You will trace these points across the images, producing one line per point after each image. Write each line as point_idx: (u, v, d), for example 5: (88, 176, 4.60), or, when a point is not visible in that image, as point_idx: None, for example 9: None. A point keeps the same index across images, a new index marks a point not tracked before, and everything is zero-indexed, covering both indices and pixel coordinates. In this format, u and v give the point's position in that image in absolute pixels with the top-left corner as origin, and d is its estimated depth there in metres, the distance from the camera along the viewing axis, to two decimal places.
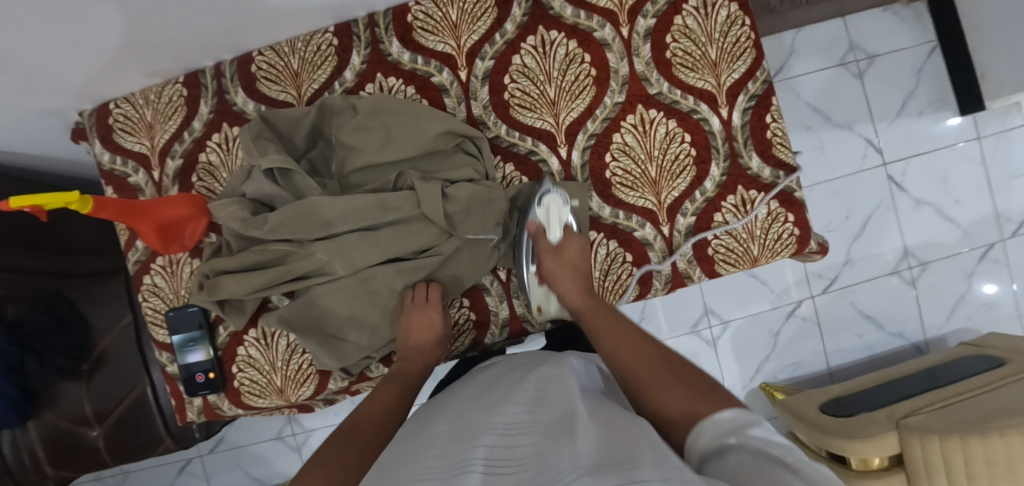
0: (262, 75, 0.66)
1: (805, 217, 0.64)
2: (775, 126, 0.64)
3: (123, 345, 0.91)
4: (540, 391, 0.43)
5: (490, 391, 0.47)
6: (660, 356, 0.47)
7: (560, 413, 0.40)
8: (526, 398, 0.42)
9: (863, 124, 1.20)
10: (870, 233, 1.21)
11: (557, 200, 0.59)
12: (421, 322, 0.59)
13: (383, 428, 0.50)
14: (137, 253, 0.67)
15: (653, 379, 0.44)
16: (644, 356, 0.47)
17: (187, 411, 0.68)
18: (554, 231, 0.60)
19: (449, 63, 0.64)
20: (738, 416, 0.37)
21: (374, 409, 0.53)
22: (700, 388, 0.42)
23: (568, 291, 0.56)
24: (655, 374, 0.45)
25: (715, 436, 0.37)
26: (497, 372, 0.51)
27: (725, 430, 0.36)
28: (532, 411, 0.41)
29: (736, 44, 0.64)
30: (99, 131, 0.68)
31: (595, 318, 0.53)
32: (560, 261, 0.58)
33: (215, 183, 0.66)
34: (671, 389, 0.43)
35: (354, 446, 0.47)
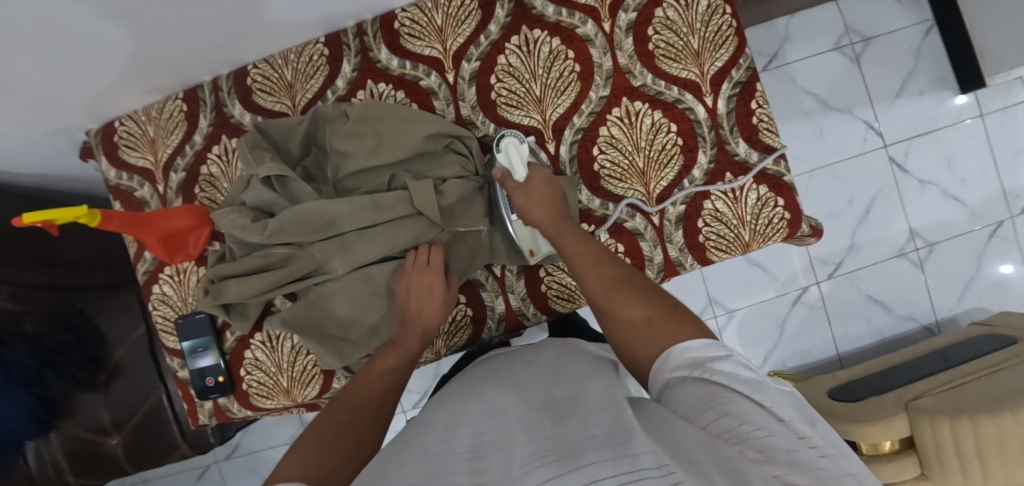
0: (257, 88, 0.68)
1: (795, 201, 0.65)
2: (760, 112, 0.65)
3: (137, 355, 0.94)
4: (528, 389, 0.45)
5: (489, 383, 0.49)
6: (626, 277, 0.52)
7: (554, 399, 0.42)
8: (515, 392, 0.45)
9: (862, 107, 1.19)
10: (874, 217, 1.20)
11: (513, 140, 0.63)
12: (420, 284, 0.58)
13: (378, 405, 0.52)
14: (146, 264, 0.69)
15: (621, 301, 0.49)
16: (616, 281, 0.51)
17: (199, 415, 0.71)
18: (520, 170, 0.62)
19: (436, 67, 0.66)
20: (705, 349, 0.40)
21: (373, 386, 0.53)
22: (661, 309, 0.47)
23: (542, 219, 0.57)
24: (624, 295, 0.49)
25: (681, 368, 0.40)
26: (490, 369, 0.54)
27: (694, 363, 0.40)
28: (528, 396, 0.43)
29: (718, 32, 0.65)
30: (105, 149, 0.71)
31: (575, 245, 0.55)
32: (531, 206, 0.59)
33: (217, 193, 0.69)
34: (640, 316, 0.47)
35: (350, 422, 0.49)
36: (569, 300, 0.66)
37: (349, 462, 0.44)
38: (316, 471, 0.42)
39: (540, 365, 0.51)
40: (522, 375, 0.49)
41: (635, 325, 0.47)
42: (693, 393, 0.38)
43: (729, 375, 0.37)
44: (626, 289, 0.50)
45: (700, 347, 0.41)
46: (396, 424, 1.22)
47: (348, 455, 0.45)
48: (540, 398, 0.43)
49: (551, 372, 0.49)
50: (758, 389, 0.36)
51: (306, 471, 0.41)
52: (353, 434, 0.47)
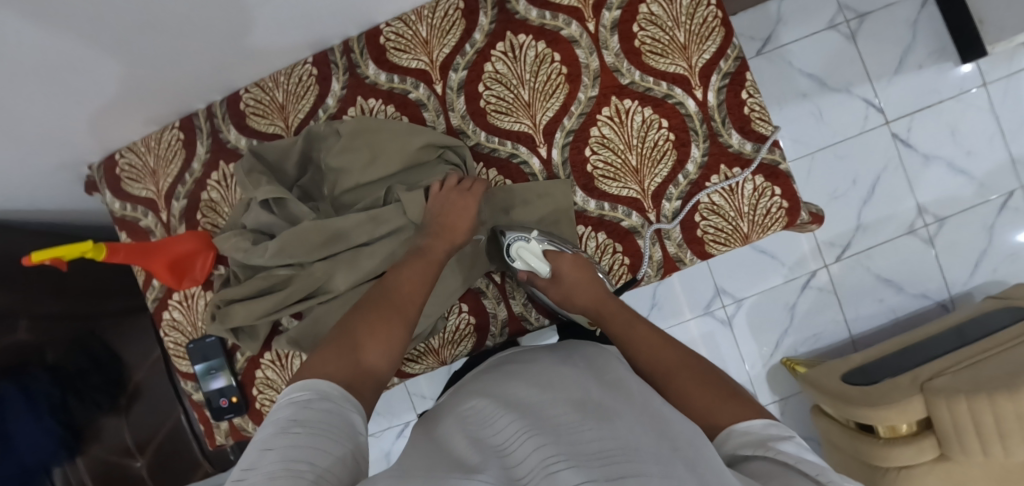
0: (250, 112, 0.69)
1: (793, 189, 0.64)
2: (752, 102, 0.64)
3: (154, 377, 0.98)
4: (560, 385, 0.45)
5: (518, 380, 0.48)
6: (678, 351, 0.52)
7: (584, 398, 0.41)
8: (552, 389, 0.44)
9: (860, 85, 1.17)
10: (880, 195, 1.18)
11: (519, 244, 0.62)
12: (454, 204, 0.59)
13: (409, 308, 0.52)
14: (155, 291, 0.71)
15: (677, 377, 0.49)
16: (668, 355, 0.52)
17: (215, 435, 0.72)
18: (542, 268, 0.61)
19: (424, 79, 0.66)
20: (767, 429, 0.40)
21: (405, 283, 0.53)
22: (722, 391, 0.46)
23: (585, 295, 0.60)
24: (683, 374, 0.49)
25: (744, 446, 0.40)
26: (519, 364, 0.53)
27: (756, 441, 0.39)
28: (559, 393, 0.43)
29: (703, 24, 0.64)
30: (108, 182, 0.73)
31: (620, 320, 0.57)
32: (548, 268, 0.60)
33: (218, 218, 0.70)
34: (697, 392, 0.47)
35: (381, 325, 0.49)
36: None
37: (381, 370, 0.46)
38: (348, 375, 0.42)
39: (569, 362, 0.51)
40: (554, 371, 0.49)
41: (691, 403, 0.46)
42: (758, 466, 0.37)
43: (794, 453, 0.36)
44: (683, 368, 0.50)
45: (762, 426, 0.41)
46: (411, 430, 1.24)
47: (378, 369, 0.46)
48: (572, 394, 0.42)
49: (584, 370, 0.48)
50: (826, 469, 0.35)
51: (337, 373, 0.42)
52: (383, 340, 0.48)
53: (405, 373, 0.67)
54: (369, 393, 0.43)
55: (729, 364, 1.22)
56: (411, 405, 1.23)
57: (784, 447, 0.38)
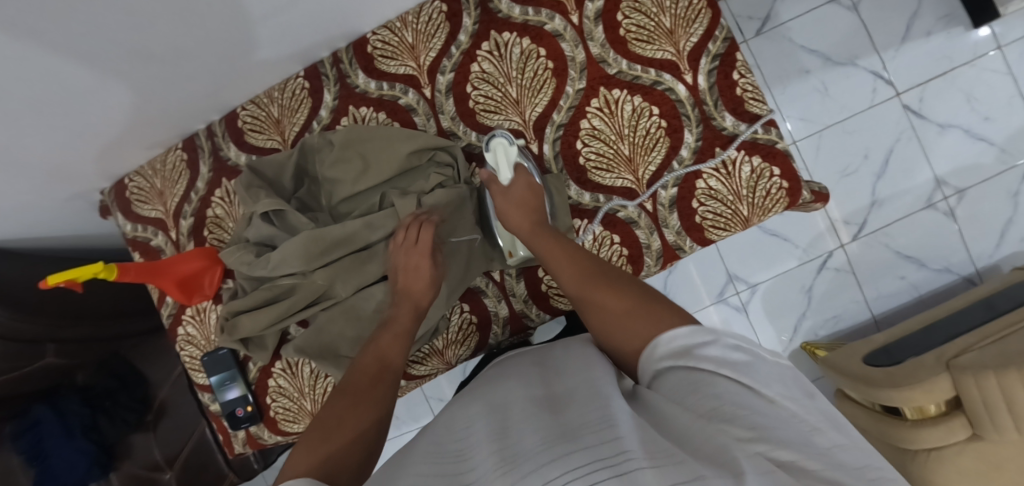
0: (248, 128, 0.71)
1: (792, 168, 0.62)
2: (744, 82, 0.63)
3: (178, 393, 1.03)
4: (534, 381, 0.46)
5: (498, 381, 0.48)
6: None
7: (552, 394, 0.42)
8: (512, 384, 0.45)
9: (867, 57, 1.13)
10: (894, 169, 1.14)
11: (503, 141, 0.62)
12: (408, 263, 0.58)
13: (381, 380, 0.51)
14: (169, 307, 0.74)
15: (598, 291, 0.47)
16: (581, 272, 0.51)
17: (234, 444, 0.74)
18: (505, 175, 0.61)
19: (412, 84, 0.67)
20: (693, 335, 0.39)
21: (368, 362, 0.52)
22: (641, 295, 0.46)
23: (519, 224, 0.58)
24: (604, 283, 0.48)
25: (669, 357, 0.40)
26: (505, 366, 0.53)
27: (679, 350, 0.40)
28: (533, 390, 0.44)
29: (689, 7, 0.63)
30: (120, 205, 0.76)
31: (543, 246, 0.55)
32: (529, 265, 0.58)
33: (224, 233, 0.72)
34: (610, 300, 0.46)
35: (354, 386, 0.50)
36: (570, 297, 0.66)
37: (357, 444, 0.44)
38: (321, 461, 0.41)
39: (539, 360, 0.51)
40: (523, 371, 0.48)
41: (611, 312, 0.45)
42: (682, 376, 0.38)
43: (715, 359, 0.37)
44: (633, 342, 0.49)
45: (687, 332, 0.40)
46: None
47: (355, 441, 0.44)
48: (548, 391, 0.43)
49: (546, 368, 0.49)
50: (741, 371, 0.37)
51: (310, 463, 0.40)
52: (363, 402, 0.48)
53: (413, 375, 0.68)
54: (349, 472, 0.41)
55: None
56: (429, 409, 1.25)
57: (707, 353, 0.38)
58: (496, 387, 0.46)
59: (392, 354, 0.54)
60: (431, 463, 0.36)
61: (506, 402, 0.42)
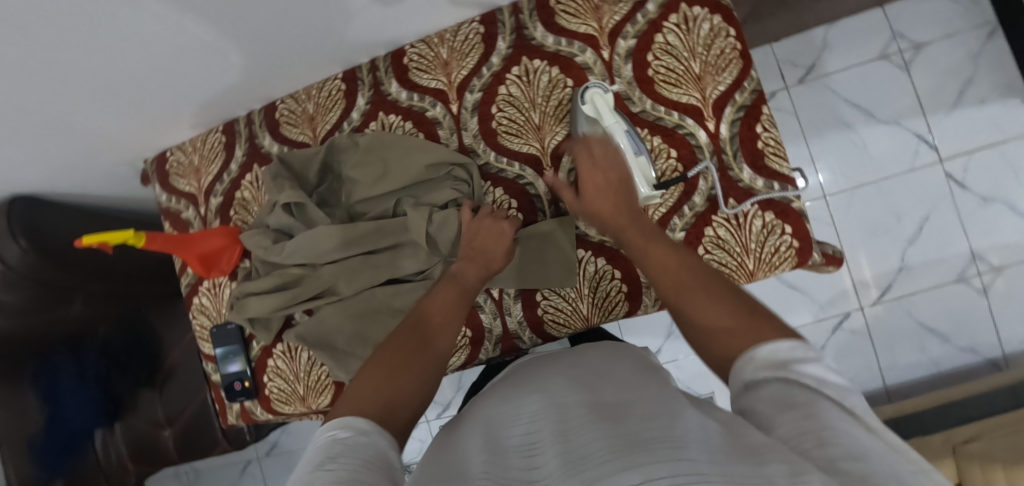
0: (284, 121, 0.75)
1: (805, 229, 0.62)
2: (766, 136, 0.63)
3: (186, 357, 1.07)
4: (590, 386, 0.42)
5: (538, 376, 0.48)
6: (694, 273, 0.46)
7: (609, 401, 0.38)
8: (565, 395, 0.41)
9: (913, 119, 1.09)
10: (928, 237, 1.09)
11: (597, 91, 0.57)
12: (489, 228, 0.61)
13: (445, 325, 0.53)
14: (189, 277, 0.78)
15: (689, 295, 0.44)
16: (666, 262, 0.48)
17: (228, 415, 0.78)
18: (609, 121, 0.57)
19: (441, 98, 0.69)
20: (795, 350, 0.35)
21: (438, 306, 0.55)
22: (738, 308, 0.41)
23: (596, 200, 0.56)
24: (699, 293, 0.44)
25: (763, 369, 0.35)
26: (541, 364, 0.53)
27: (777, 363, 0.35)
28: (587, 394, 0.40)
29: (721, 55, 0.64)
30: (159, 176, 0.81)
31: (626, 229, 0.53)
32: (592, 180, 0.57)
33: (248, 216, 0.76)
34: (712, 310, 0.42)
35: (422, 331, 0.52)
36: (564, 325, 0.66)
37: (411, 396, 0.45)
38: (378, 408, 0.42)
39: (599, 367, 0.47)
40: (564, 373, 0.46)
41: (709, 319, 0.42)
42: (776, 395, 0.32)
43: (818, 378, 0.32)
44: (693, 284, 0.45)
45: (788, 348, 0.35)
46: (421, 432, 1.31)
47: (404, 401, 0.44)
48: (610, 396, 0.39)
49: (593, 377, 0.44)
50: (847, 399, 0.32)
51: (370, 406, 0.42)
52: (430, 349, 0.50)
53: None
54: (400, 420, 0.42)
55: None
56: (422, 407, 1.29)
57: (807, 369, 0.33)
58: (545, 378, 0.46)
59: (467, 294, 0.57)
60: (490, 463, 0.35)
61: (560, 402, 0.40)
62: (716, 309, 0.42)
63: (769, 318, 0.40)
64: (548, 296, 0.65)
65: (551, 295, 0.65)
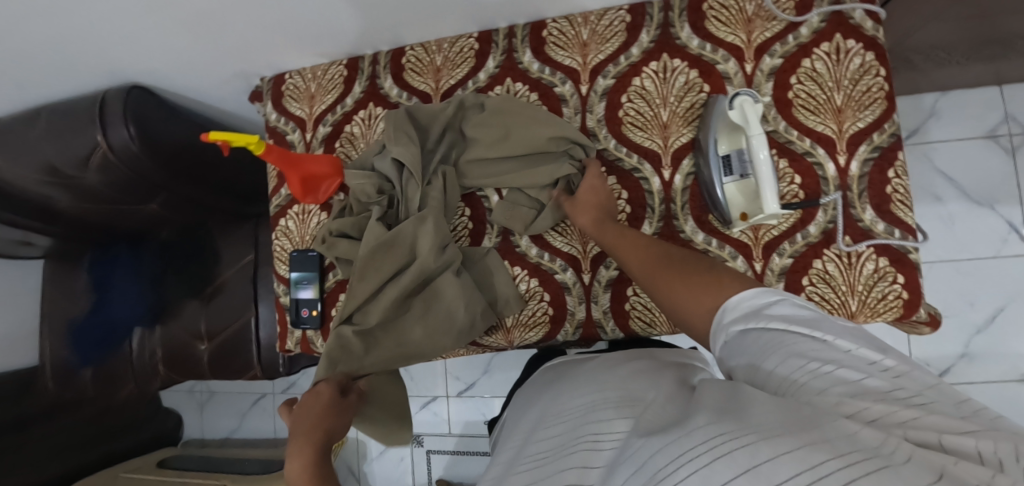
0: (409, 67, 0.75)
1: (917, 282, 0.60)
2: (897, 183, 0.61)
3: (240, 278, 1.09)
4: (609, 385, 0.48)
5: (564, 382, 0.55)
6: (674, 259, 0.50)
7: (631, 397, 0.43)
8: (610, 413, 0.42)
9: (1008, 206, 1.06)
10: (998, 329, 1.05)
11: (747, 100, 0.56)
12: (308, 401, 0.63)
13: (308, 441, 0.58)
14: (280, 198, 0.79)
15: (668, 279, 0.48)
16: (646, 263, 0.52)
17: (287, 340, 0.79)
18: (756, 131, 0.55)
19: (573, 77, 0.69)
20: (759, 296, 0.39)
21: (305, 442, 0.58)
22: (709, 274, 0.45)
23: (586, 221, 0.61)
24: (674, 276, 0.47)
25: (737, 321, 0.38)
26: (578, 366, 0.59)
27: (748, 312, 0.38)
28: (604, 393, 0.46)
29: (866, 93, 0.63)
30: (272, 95, 0.82)
31: (617, 240, 0.57)
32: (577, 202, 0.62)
33: (353, 151, 0.77)
34: (684, 294, 0.45)
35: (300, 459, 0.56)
36: (648, 325, 0.65)
37: None
38: None
39: (651, 383, 0.46)
40: (595, 392, 0.47)
41: (689, 301, 0.44)
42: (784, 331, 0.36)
43: (785, 318, 0.36)
44: (670, 270, 0.48)
45: (756, 294, 0.39)
46: (436, 405, 1.30)
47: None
48: (626, 394, 0.44)
49: (633, 395, 0.44)
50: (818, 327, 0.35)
51: None
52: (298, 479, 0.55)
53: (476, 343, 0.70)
54: None
55: None
56: (444, 382, 1.29)
57: (773, 311, 0.37)
58: (566, 387, 0.53)
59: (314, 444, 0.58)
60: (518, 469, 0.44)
61: (583, 407, 0.45)
62: (698, 288, 0.44)
63: (729, 273, 0.45)
64: (639, 293, 0.65)
65: (642, 293, 0.64)
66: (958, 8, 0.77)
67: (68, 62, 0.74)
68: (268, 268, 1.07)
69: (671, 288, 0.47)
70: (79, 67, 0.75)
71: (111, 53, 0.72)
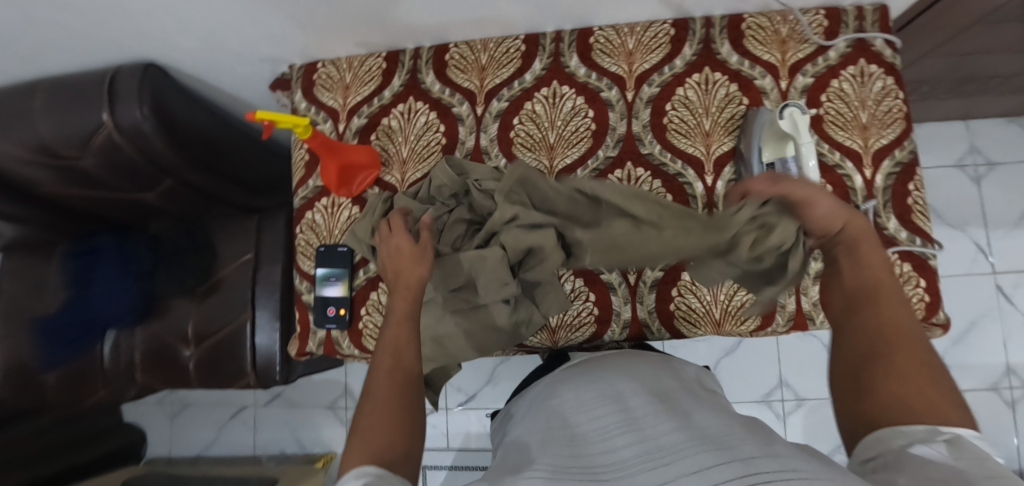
0: (452, 64, 0.75)
1: (937, 286, 0.65)
2: (916, 195, 0.67)
3: (237, 277, 1.02)
4: (642, 381, 0.56)
5: (595, 369, 0.60)
6: (925, 356, 0.42)
7: (658, 395, 0.52)
8: (620, 441, 0.44)
9: (976, 229, 1.17)
10: (970, 342, 1.14)
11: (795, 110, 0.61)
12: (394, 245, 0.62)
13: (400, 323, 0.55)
14: (307, 190, 0.75)
15: (896, 368, 0.42)
16: (900, 336, 0.44)
17: (308, 341, 0.74)
18: (805, 138, 0.61)
19: (619, 83, 0.71)
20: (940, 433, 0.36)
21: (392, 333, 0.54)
22: (934, 389, 0.40)
23: (851, 275, 0.50)
24: (912, 378, 0.41)
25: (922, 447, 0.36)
26: (605, 359, 0.63)
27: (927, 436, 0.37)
28: (640, 387, 0.54)
29: (888, 113, 0.68)
30: (303, 83, 0.79)
31: (879, 302, 0.47)
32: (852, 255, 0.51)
33: (390, 144, 0.74)
34: (911, 396, 0.40)
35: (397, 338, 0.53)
36: (692, 325, 0.67)
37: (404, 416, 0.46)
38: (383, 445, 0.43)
39: (655, 406, 0.49)
40: (601, 416, 0.49)
41: (907, 398, 0.40)
42: (922, 468, 0.34)
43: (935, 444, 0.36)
44: (924, 362, 0.42)
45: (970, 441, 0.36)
46: (435, 417, 1.25)
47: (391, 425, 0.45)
48: (654, 389, 0.53)
49: (656, 393, 0.52)
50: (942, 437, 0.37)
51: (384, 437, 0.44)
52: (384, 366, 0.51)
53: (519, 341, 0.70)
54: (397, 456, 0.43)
55: None
56: (444, 393, 1.25)
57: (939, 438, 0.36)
58: (598, 374, 0.58)
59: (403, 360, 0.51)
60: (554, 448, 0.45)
61: (619, 393, 0.53)
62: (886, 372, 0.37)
63: (956, 398, 0.40)
64: (684, 294, 0.66)
65: (687, 294, 0.66)
66: (948, 47, 0.86)
67: (85, 34, 0.69)
68: (271, 266, 1.01)
69: (855, 359, 0.39)
70: (96, 39, 0.70)
71: (135, 27, 0.68)
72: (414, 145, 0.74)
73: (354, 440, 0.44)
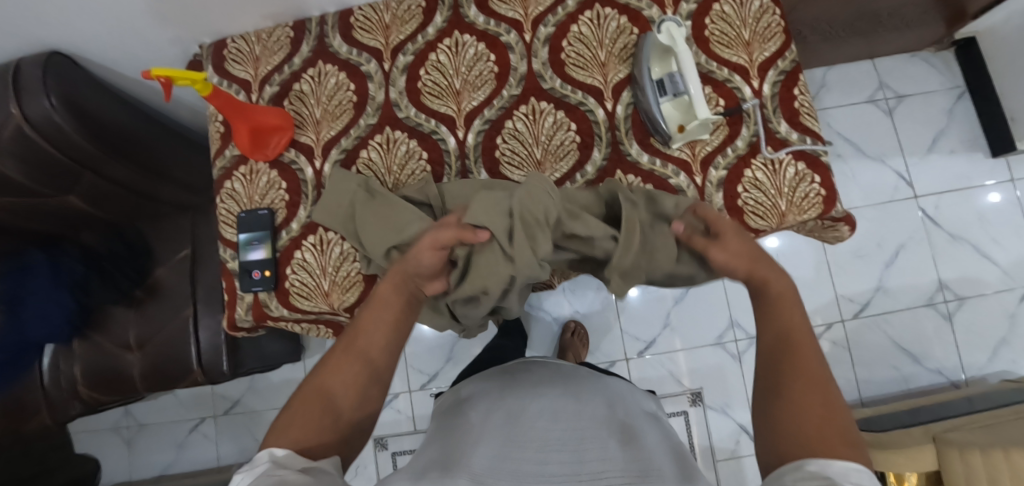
0: (358, 26, 0.77)
1: (831, 181, 0.68)
2: (802, 98, 0.71)
3: (174, 275, 1.01)
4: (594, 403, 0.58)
5: (551, 386, 0.62)
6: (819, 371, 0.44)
7: (612, 419, 0.55)
8: (557, 455, 0.47)
9: (894, 158, 1.23)
10: (904, 263, 1.19)
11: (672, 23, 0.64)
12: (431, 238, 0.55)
13: (394, 311, 0.56)
14: (225, 160, 0.76)
15: (799, 381, 0.43)
16: (799, 341, 0.47)
17: (237, 308, 0.74)
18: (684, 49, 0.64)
19: (516, 27, 0.74)
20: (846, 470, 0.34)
21: (374, 308, 0.55)
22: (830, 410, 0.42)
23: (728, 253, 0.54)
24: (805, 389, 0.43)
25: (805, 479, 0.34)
26: (575, 376, 0.67)
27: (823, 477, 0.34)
28: (591, 411, 0.56)
29: (768, 28, 0.72)
30: (214, 60, 0.80)
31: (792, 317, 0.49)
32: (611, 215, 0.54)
33: (303, 107, 0.76)
34: (809, 403, 0.42)
35: (364, 324, 0.55)
36: None
37: (327, 426, 0.48)
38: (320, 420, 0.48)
39: (603, 429, 0.52)
40: (544, 431, 0.50)
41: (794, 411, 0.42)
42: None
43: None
44: (805, 372, 0.44)
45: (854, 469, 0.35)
46: (398, 403, 1.24)
47: (358, 388, 0.51)
48: (600, 412, 0.56)
49: (607, 417, 0.55)
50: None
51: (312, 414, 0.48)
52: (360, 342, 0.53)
53: None
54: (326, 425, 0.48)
55: (733, 401, 1.17)
56: (405, 377, 1.24)
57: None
58: (555, 389, 0.60)
59: (378, 343, 0.54)
60: (479, 446, 0.50)
61: (569, 412, 0.55)
62: (811, 405, 0.42)
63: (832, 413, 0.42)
64: None
65: None
66: None
67: None
68: (209, 260, 1.01)
69: (781, 389, 0.44)
70: None
71: (33, 15, 0.68)
72: (326, 105, 0.76)
73: (299, 394, 0.50)
